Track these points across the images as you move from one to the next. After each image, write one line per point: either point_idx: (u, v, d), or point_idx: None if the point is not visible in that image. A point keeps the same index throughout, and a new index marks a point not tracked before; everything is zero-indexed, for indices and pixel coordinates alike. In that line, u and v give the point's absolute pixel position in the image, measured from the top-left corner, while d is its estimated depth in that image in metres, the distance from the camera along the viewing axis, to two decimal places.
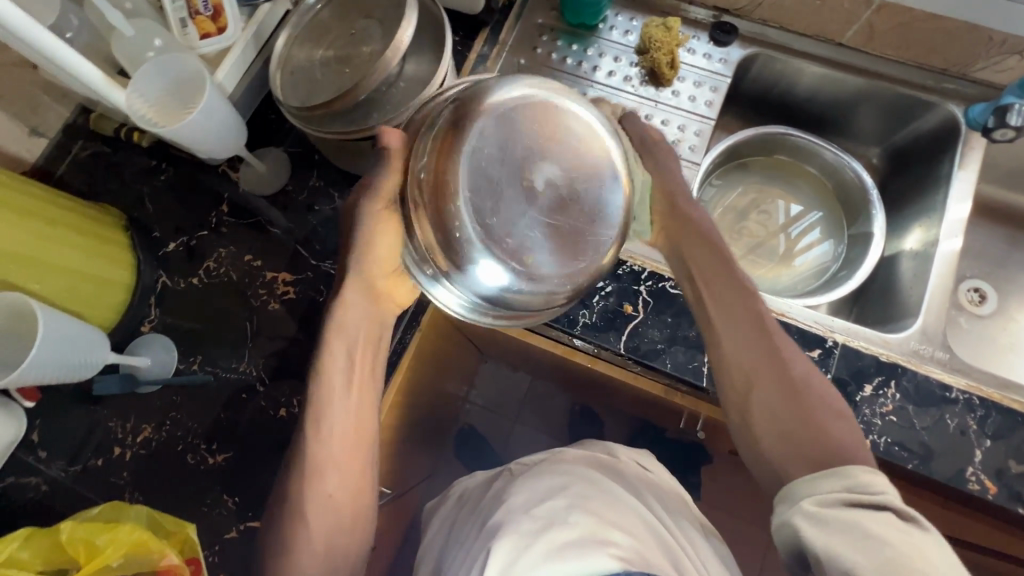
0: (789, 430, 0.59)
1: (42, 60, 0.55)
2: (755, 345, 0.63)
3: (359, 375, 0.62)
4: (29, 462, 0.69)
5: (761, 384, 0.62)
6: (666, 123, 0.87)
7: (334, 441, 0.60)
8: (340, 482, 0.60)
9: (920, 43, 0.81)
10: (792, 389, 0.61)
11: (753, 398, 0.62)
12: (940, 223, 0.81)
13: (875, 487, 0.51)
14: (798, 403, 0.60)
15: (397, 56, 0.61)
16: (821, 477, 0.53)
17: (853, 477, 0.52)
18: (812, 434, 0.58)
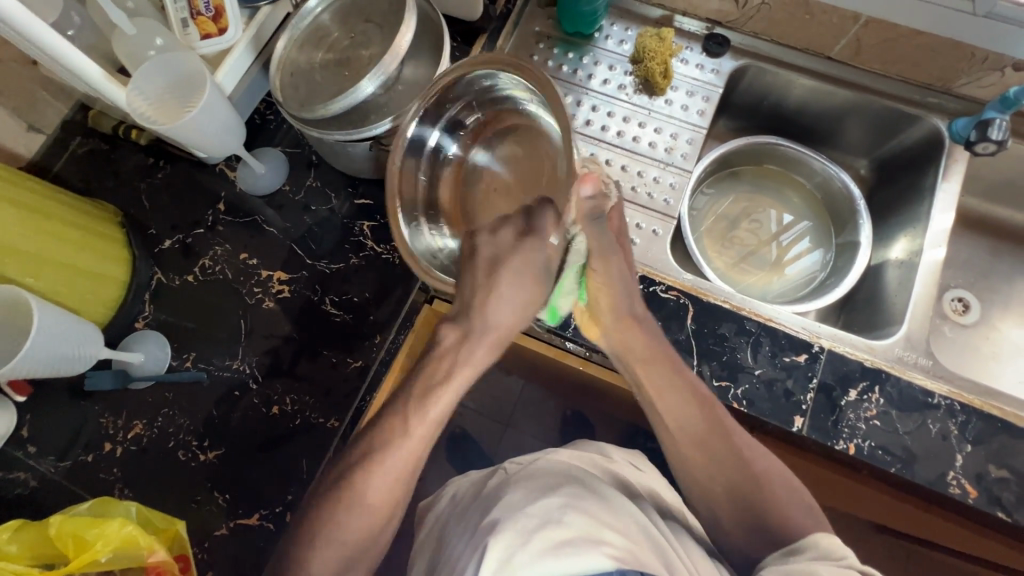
0: (736, 492, 0.62)
1: (41, 57, 0.55)
2: (705, 438, 0.63)
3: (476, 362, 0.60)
4: (18, 457, 0.69)
5: (709, 462, 0.64)
6: (659, 131, 0.89)
7: (417, 431, 0.56)
8: (376, 520, 0.56)
9: (907, 58, 0.83)
10: (722, 438, 0.62)
11: (689, 466, 0.65)
12: (924, 233, 0.83)
13: (839, 554, 0.51)
14: (740, 490, 0.62)
15: (397, 60, 0.62)
16: (788, 556, 0.54)
17: (819, 549, 0.52)
18: (755, 497, 0.61)
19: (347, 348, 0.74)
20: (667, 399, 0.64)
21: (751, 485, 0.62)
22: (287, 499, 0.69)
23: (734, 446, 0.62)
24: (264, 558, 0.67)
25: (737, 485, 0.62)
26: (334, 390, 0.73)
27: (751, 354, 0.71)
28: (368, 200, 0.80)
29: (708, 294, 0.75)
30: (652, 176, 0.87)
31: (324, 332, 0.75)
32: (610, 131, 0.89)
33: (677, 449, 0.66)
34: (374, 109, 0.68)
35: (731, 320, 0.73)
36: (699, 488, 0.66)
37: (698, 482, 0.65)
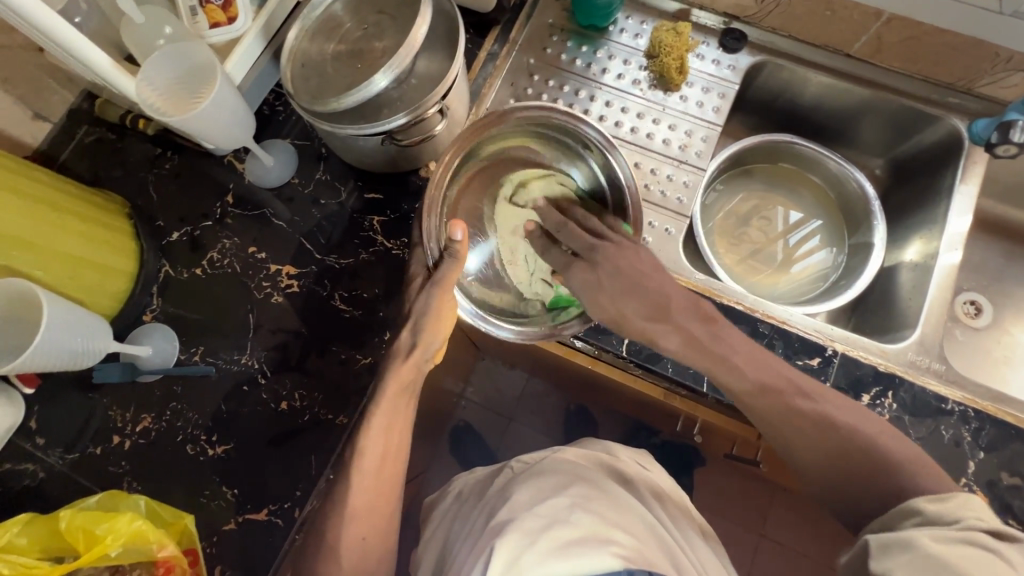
0: (832, 469, 0.56)
1: (50, 45, 0.55)
2: (777, 401, 0.59)
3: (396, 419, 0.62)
4: (27, 449, 0.69)
5: (792, 434, 0.59)
6: (673, 127, 0.87)
7: (361, 480, 0.59)
8: (367, 527, 0.59)
9: (928, 57, 0.81)
10: (784, 395, 0.59)
11: (779, 432, 0.60)
12: (940, 237, 0.82)
13: (952, 518, 0.45)
14: (834, 442, 0.57)
15: (412, 53, 0.61)
16: (901, 516, 0.49)
17: (923, 514, 0.47)
18: (865, 462, 0.55)
19: (356, 345, 0.74)
20: (741, 369, 0.61)
21: (849, 458, 0.56)
22: (295, 495, 0.69)
23: (809, 412, 0.58)
24: (272, 553, 0.67)
25: (828, 459, 0.57)
26: (344, 387, 0.72)
27: None
28: (377, 195, 0.79)
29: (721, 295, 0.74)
30: (665, 173, 0.86)
31: (333, 328, 0.74)
32: (624, 127, 0.87)
33: (767, 421, 0.60)
34: (386, 103, 0.67)
35: (744, 322, 0.72)
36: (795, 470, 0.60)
37: (787, 455, 0.60)
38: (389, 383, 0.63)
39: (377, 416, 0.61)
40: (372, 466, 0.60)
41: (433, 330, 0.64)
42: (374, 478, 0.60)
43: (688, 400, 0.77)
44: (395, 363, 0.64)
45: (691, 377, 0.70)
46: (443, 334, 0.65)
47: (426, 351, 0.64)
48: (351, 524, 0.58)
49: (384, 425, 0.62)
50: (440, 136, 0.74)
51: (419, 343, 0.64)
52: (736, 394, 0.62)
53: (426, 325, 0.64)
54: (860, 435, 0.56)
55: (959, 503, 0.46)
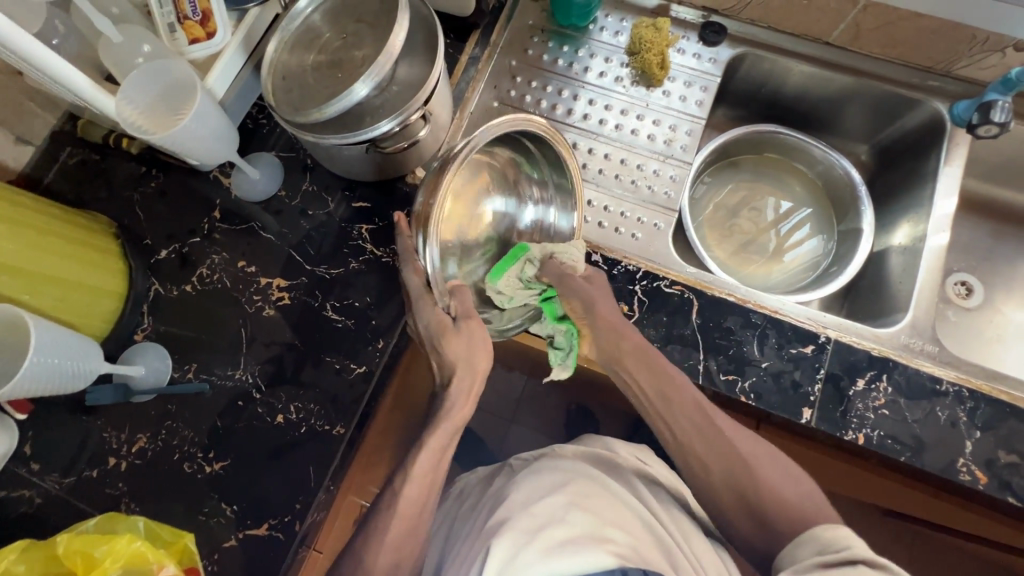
0: (745, 494, 0.59)
1: (30, 69, 0.55)
2: (703, 431, 0.62)
3: (443, 451, 0.62)
4: (22, 475, 0.68)
5: (700, 453, 0.62)
6: (658, 123, 0.88)
7: (401, 512, 0.59)
8: (398, 559, 0.58)
9: (906, 42, 0.82)
10: (716, 434, 0.62)
11: (694, 457, 0.62)
12: (927, 219, 0.83)
13: (843, 543, 0.47)
14: (745, 474, 0.60)
15: (391, 60, 0.61)
16: (800, 542, 0.51)
17: (820, 539, 0.49)
18: (773, 494, 0.58)
19: (351, 353, 0.73)
20: (670, 393, 0.64)
21: (754, 479, 0.59)
22: (295, 507, 0.68)
23: (733, 449, 0.61)
24: (274, 568, 0.67)
25: (730, 473, 0.60)
26: (340, 397, 0.72)
27: (757, 347, 0.71)
28: (365, 203, 0.79)
29: (713, 287, 0.75)
30: (652, 169, 0.86)
31: (326, 338, 0.74)
32: (608, 125, 0.87)
33: (683, 443, 0.63)
34: (369, 111, 0.66)
35: (737, 313, 0.72)
36: (709, 498, 0.62)
37: (698, 478, 0.63)
38: (444, 427, 0.61)
39: (421, 457, 0.61)
40: (414, 498, 0.60)
41: (487, 356, 0.63)
42: (414, 511, 0.60)
43: None
44: (450, 409, 0.62)
45: (686, 370, 0.70)
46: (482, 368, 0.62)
47: (465, 393, 0.63)
48: (383, 554, 0.58)
49: (432, 460, 0.61)
50: (424, 142, 0.74)
51: (458, 387, 0.63)
52: (649, 411, 0.66)
53: (484, 350, 0.63)
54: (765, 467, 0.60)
55: (850, 531, 0.49)
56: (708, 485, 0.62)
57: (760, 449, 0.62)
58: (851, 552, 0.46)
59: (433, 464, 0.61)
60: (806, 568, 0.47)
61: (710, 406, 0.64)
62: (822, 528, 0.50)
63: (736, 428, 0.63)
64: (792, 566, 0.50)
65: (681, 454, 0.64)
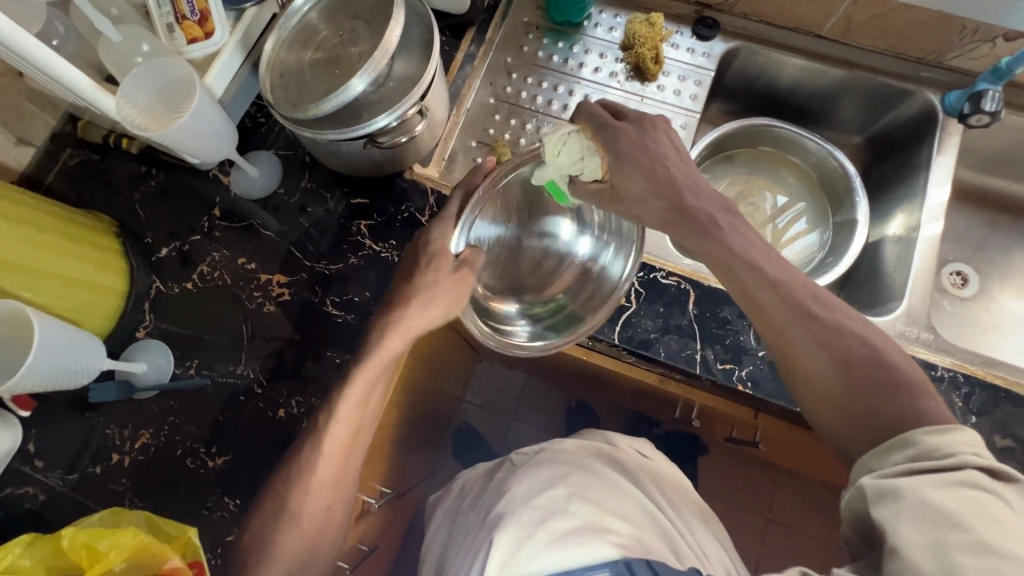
0: (841, 398, 0.55)
1: (29, 69, 0.55)
2: (787, 299, 0.58)
3: (374, 390, 0.63)
4: (26, 472, 0.69)
5: (799, 351, 0.57)
6: (653, 117, 0.88)
7: (329, 454, 0.60)
8: (331, 496, 0.60)
9: (898, 33, 0.83)
10: (825, 340, 0.56)
11: (797, 364, 0.58)
12: (921, 209, 0.83)
13: (947, 452, 0.45)
14: (847, 367, 0.55)
15: (388, 55, 0.62)
16: (890, 448, 0.49)
17: (919, 446, 0.47)
18: (878, 392, 0.53)
19: (351, 348, 0.74)
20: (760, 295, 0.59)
21: (856, 376, 0.54)
22: None
23: (836, 348, 0.56)
24: None
25: (829, 369, 0.56)
26: None
27: (754, 336, 0.72)
28: (364, 199, 0.79)
29: (709, 279, 0.75)
30: None
31: (326, 333, 0.75)
32: None
33: (778, 340, 0.59)
34: (366, 106, 0.67)
35: (734, 303, 0.73)
36: (810, 391, 0.58)
37: (801, 377, 0.58)
38: (376, 353, 0.62)
39: (354, 386, 0.61)
40: (342, 439, 0.61)
41: (442, 303, 0.63)
42: (342, 448, 0.61)
43: (682, 384, 0.78)
44: (384, 335, 0.62)
45: (683, 359, 0.71)
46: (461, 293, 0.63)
47: (426, 325, 0.63)
48: (313, 493, 0.60)
49: (362, 397, 0.62)
50: (421, 137, 0.75)
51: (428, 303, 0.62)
52: (766, 321, 0.59)
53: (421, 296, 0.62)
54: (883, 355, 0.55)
55: (957, 437, 0.46)
56: (807, 382, 0.58)
57: (876, 340, 0.56)
58: (955, 459, 0.45)
59: (362, 402, 0.61)
60: (890, 476, 0.46)
61: (813, 294, 0.58)
62: (923, 433, 0.47)
63: (855, 322, 0.57)
64: (879, 469, 0.49)
65: (771, 346, 0.60)
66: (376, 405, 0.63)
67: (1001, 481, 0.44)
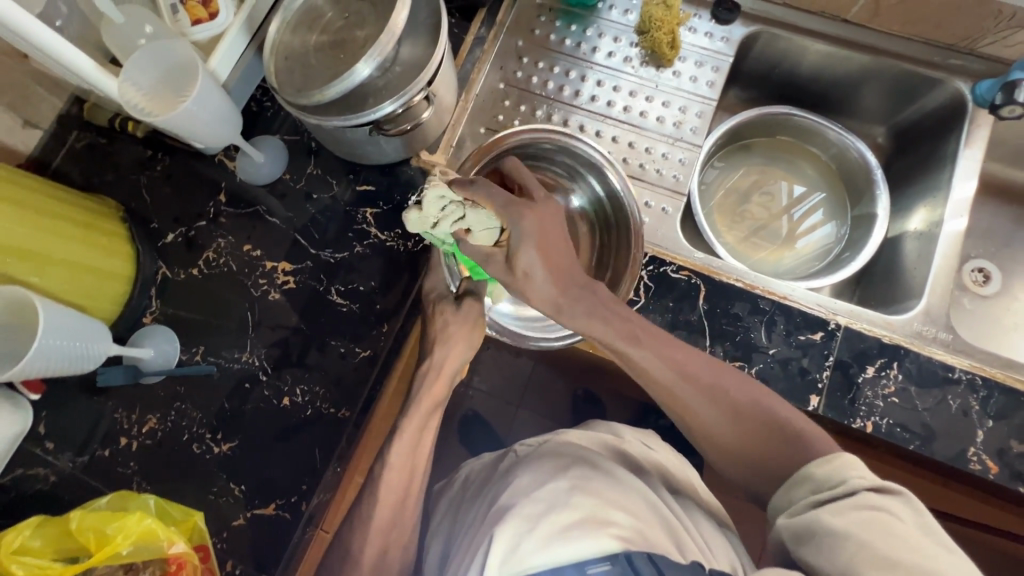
0: (749, 454, 0.56)
1: (31, 50, 0.55)
2: (678, 361, 0.59)
3: (424, 434, 0.64)
4: (37, 453, 0.70)
5: (695, 410, 0.58)
6: (667, 104, 0.86)
7: (385, 499, 0.61)
8: (386, 540, 0.60)
9: (928, 18, 0.79)
10: (714, 397, 0.58)
11: (690, 416, 0.59)
12: (945, 204, 0.80)
13: (837, 479, 0.46)
14: (742, 417, 0.57)
15: (393, 39, 0.60)
16: (794, 483, 0.49)
17: (813, 479, 0.48)
18: (773, 438, 0.55)
19: (356, 338, 0.74)
20: (645, 364, 0.58)
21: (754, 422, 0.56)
22: (302, 488, 0.70)
23: (723, 398, 0.58)
24: (283, 547, 0.68)
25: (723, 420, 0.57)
26: (347, 381, 0.73)
27: (765, 333, 0.70)
28: (370, 186, 0.78)
29: (721, 273, 0.73)
30: (660, 152, 0.84)
31: (332, 322, 0.74)
32: (616, 106, 0.86)
33: (683, 404, 0.59)
34: (372, 91, 0.66)
35: (745, 299, 0.71)
36: (715, 451, 0.59)
37: (707, 441, 0.59)
38: (423, 400, 0.64)
39: (404, 432, 0.63)
40: (396, 481, 0.61)
41: (465, 342, 0.68)
42: (398, 495, 0.61)
43: None
44: (426, 384, 0.65)
45: None
46: (474, 347, 0.68)
47: (455, 365, 0.67)
48: (370, 538, 0.60)
49: (410, 443, 0.63)
50: (428, 123, 0.73)
51: (448, 357, 0.67)
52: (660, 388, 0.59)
53: (464, 343, 0.67)
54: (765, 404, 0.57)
55: (843, 462, 0.47)
56: (712, 444, 0.59)
57: (741, 389, 0.59)
58: (850, 485, 0.45)
59: (408, 452, 0.62)
60: (797, 512, 0.46)
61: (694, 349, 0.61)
62: (811, 465, 0.48)
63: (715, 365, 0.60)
64: (785, 509, 0.49)
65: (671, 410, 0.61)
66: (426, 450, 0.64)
67: (887, 497, 0.43)
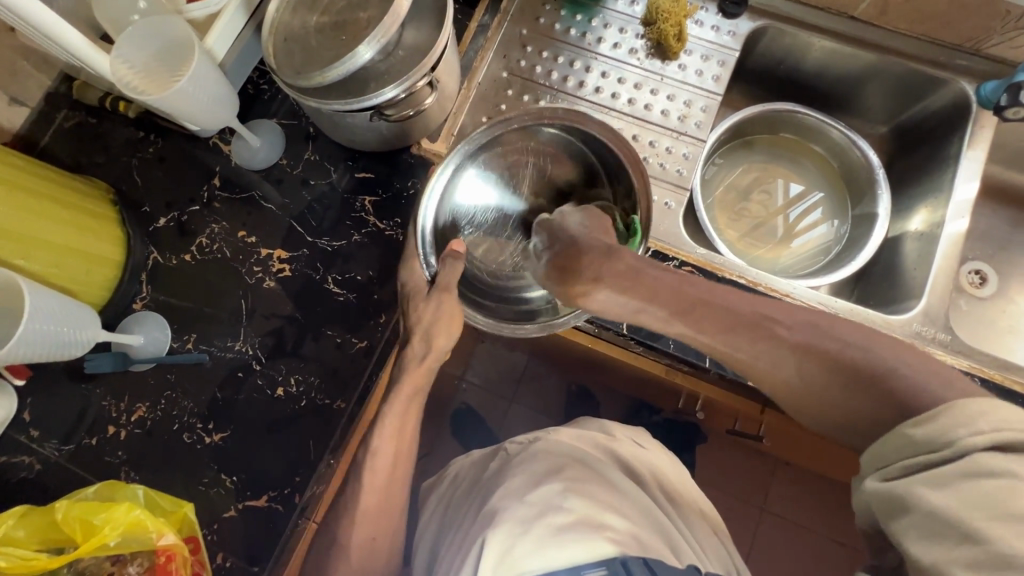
0: (842, 409, 0.49)
1: (19, 24, 0.52)
2: (740, 309, 0.54)
3: (408, 421, 0.62)
4: (20, 441, 0.68)
5: (762, 366, 0.53)
6: (673, 98, 0.85)
7: (372, 487, 0.60)
8: (376, 528, 0.60)
9: (936, 17, 0.78)
10: (789, 342, 0.51)
11: (765, 377, 0.54)
12: (946, 205, 0.80)
13: (948, 438, 0.41)
14: (821, 363, 0.50)
15: (397, 22, 0.58)
16: (887, 447, 0.45)
17: (911, 439, 0.43)
18: (866, 383, 0.47)
19: (352, 328, 0.72)
20: (694, 325, 0.56)
21: (840, 363, 0.49)
22: (295, 481, 0.68)
23: (794, 347, 0.51)
24: (274, 540, 0.67)
25: (801, 369, 0.51)
26: (342, 371, 0.71)
27: None
28: (369, 174, 0.77)
29: (722, 269, 0.73)
30: (664, 146, 0.83)
31: (328, 311, 0.73)
32: (621, 99, 0.84)
33: (743, 356, 0.54)
34: (374, 76, 0.64)
35: None
36: (796, 410, 0.53)
37: (787, 396, 0.53)
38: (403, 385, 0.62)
39: (386, 426, 0.61)
40: (383, 471, 0.61)
41: (447, 331, 0.64)
42: (385, 482, 0.61)
43: (690, 377, 0.76)
44: (408, 368, 0.63)
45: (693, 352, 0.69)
46: (453, 332, 0.64)
47: (438, 353, 0.64)
48: (359, 525, 0.59)
49: (395, 431, 0.62)
50: (430, 111, 0.71)
51: (431, 349, 0.64)
52: (709, 345, 0.56)
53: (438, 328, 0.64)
54: (846, 346, 0.50)
55: (950, 420, 0.41)
56: (792, 399, 0.53)
57: (827, 330, 0.51)
58: (962, 446, 0.40)
59: (397, 442, 0.61)
60: (894, 475, 0.43)
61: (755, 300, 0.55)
62: (916, 425, 0.43)
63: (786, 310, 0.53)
64: (879, 470, 0.45)
65: (733, 364, 0.56)
66: (409, 436, 0.62)
67: (1016, 460, 0.39)
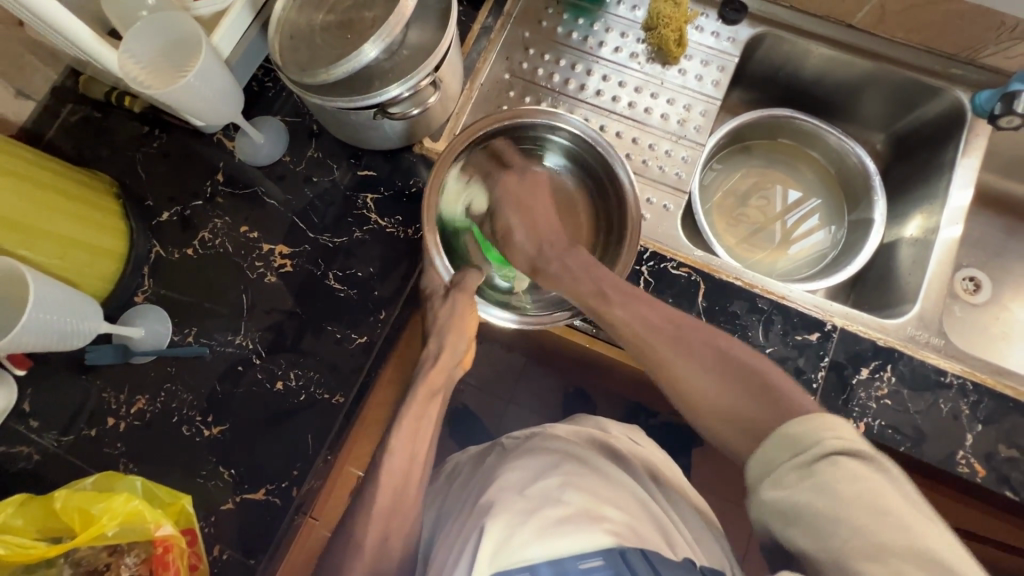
0: (736, 416, 0.53)
1: (29, 18, 0.53)
2: (675, 319, 0.61)
3: (422, 423, 0.64)
4: (20, 431, 0.68)
5: (677, 370, 0.58)
6: (672, 101, 0.86)
7: (384, 485, 0.60)
8: (387, 527, 0.59)
9: (933, 26, 0.79)
10: (709, 353, 0.58)
11: (678, 383, 0.58)
12: (941, 211, 0.81)
13: (812, 438, 0.44)
14: (724, 374, 0.56)
15: (402, 21, 0.59)
16: (772, 444, 0.47)
17: (789, 436, 0.46)
18: (759, 391, 0.53)
19: (352, 323, 0.73)
20: (632, 325, 0.62)
21: (742, 375, 0.55)
22: (292, 474, 0.69)
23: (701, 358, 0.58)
24: (271, 533, 0.67)
25: (709, 377, 0.56)
26: (342, 367, 0.72)
27: (762, 332, 0.70)
28: (371, 172, 0.77)
29: (720, 270, 0.74)
30: (664, 149, 0.84)
31: (328, 307, 0.73)
32: (621, 102, 0.85)
33: (663, 361, 0.59)
34: (378, 75, 0.65)
35: (743, 297, 0.72)
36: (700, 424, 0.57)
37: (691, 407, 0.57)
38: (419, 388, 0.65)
39: (405, 422, 0.63)
40: (396, 473, 0.61)
41: (459, 331, 0.68)
42: (399, 482, 0.61)
43: None
44: (425, 371, 0.67)
45: None
46: (468, 334, 0.69)
47: (450, 356, 0.68)
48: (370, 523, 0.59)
49: (410, 431, 0.63)
50: (433, 110, 0.72)
51: (445, 350, 0.68)
52: (639, 344, 0.61)
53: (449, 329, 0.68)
54: (749, 364, 0.56)
55: (822, 419, 0.45)
56: (696, 409, 0.57)
57: (737, 349, 0.58)
58: (826, 446, 0.43)
59: (415, 441, 0.62)
60: (781, 481, 0.45)
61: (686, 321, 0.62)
62: (792, 422, 0.46)
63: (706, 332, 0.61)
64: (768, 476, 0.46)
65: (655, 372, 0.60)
66: (426, 437, 0.64)
67: (870, 462, 0.42)
